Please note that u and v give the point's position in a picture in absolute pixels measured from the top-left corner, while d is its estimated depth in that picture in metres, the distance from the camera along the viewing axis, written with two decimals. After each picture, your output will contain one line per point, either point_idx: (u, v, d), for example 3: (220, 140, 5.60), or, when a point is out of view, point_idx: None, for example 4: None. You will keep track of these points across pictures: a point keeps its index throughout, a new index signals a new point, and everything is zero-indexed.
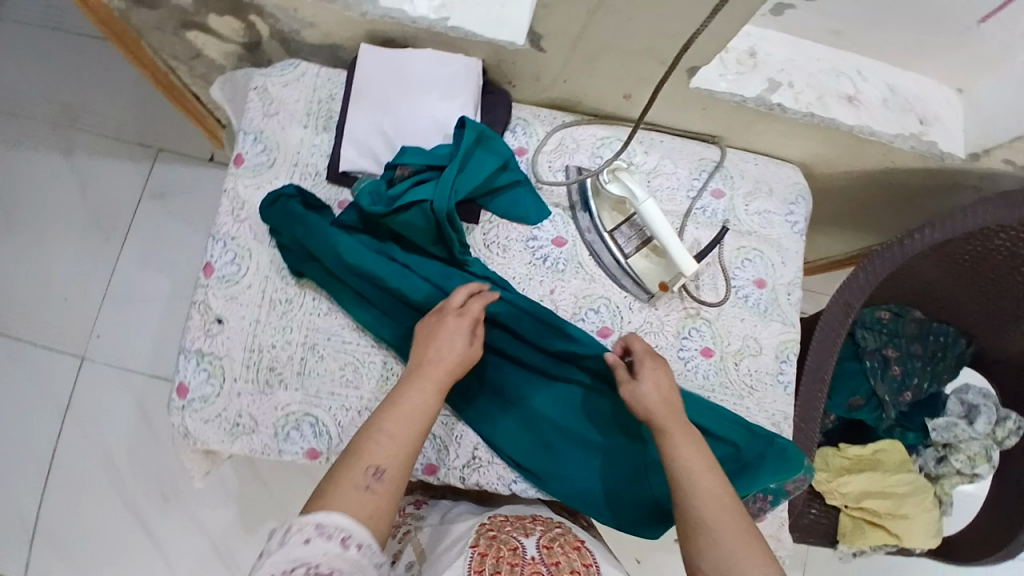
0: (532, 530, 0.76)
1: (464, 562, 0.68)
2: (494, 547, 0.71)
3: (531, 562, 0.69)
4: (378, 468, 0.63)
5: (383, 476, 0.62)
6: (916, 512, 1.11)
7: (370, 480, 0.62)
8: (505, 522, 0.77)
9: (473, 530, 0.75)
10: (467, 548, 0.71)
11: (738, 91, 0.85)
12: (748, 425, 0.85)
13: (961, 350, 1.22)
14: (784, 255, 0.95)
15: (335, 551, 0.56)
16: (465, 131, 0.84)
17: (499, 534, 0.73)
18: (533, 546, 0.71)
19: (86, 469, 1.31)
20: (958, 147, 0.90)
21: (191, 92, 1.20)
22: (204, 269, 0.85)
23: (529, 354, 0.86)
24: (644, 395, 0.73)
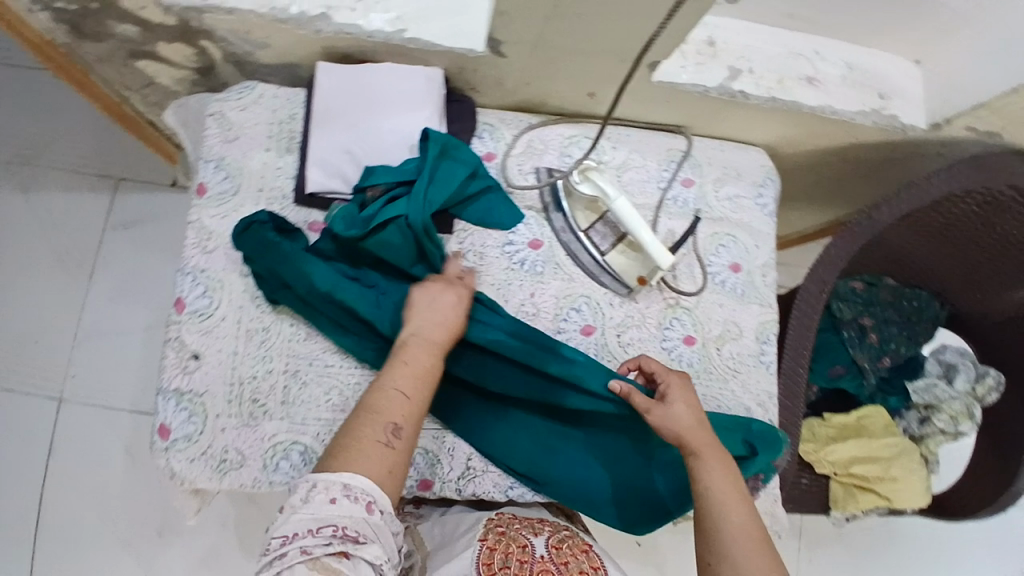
0: (541, 530, 0.77)
1: (473, 555, 0.71)
2: (503, 542, 0.72)
3: (540, 561, 0.70)
4: (396, 426, 0.65)
5: (400, 434, 0.65)
6: (905, 474, 1.15)
7: (389, 436, 0.64)
8: (513, 520, 0.78)
9: (482, 526, 0.76)
10: (477, 543, 0.73)
11: (700, 82, 0.85)
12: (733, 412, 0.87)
13: (934, 311, 1.25)
14: (756, 238, 0.96)
15: (360, 515, 0.59)
16: (430, 143, 0.84)
17: (507, 530, 0.75)
18: (542, 545, 0.73)
19: (77, 512, 1.28)
20: (918, 119, 0.92)
21: (146, 119, 1.18)
22: (175, 305, 0.83)
23: (523, 370, 0.83)
24: (678, 416, 0.75)
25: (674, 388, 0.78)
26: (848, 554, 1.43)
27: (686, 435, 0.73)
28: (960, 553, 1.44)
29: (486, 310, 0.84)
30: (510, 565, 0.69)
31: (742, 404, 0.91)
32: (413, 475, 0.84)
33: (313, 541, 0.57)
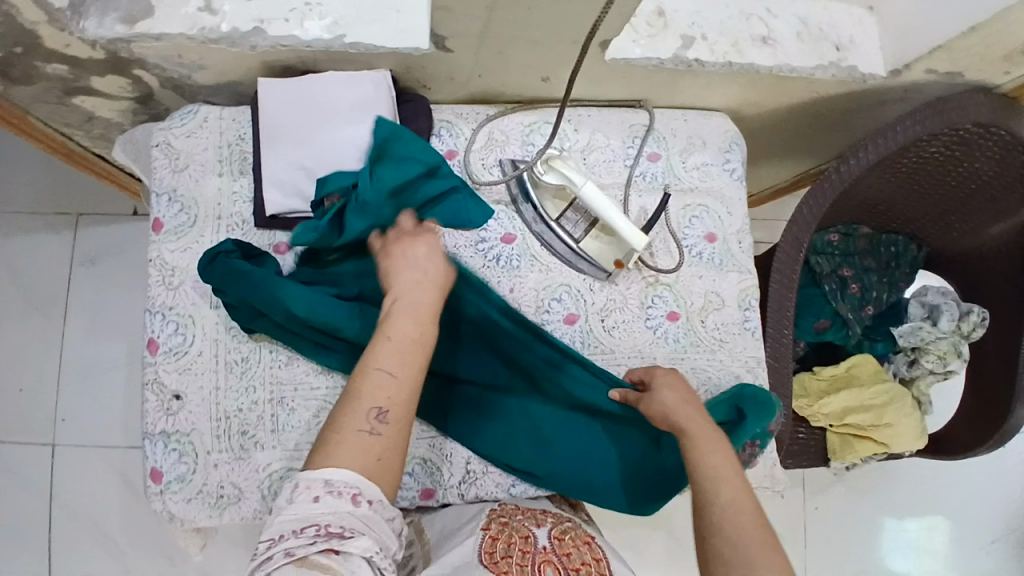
0: (544, 522, 0.75)
1: (476, 542, 0.70)
2: (505, 532, 0.72)
3: (543, 551, 0.68)
4: (381, 411, 0.61)
5: (387, 418, 0.61)
6: (899, 418, 1.15)
7: (373, 423, 0.61)
8: (517, 513, 0.78)
9: (485, 517, 0.76)
10: (479, 531, 0.72)
11: (653, 54, 0.83)
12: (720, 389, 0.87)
13: (911, 255, 1.26)
14: (728, 205, 0.95)
15: (345, 509, 0.56)
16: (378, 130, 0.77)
17: (510, 521, 0.74)
18: (544, 536, 0.71)
19: (85, 554, 1.27)
20: (878, 66, 0.90)
21: (93, 152, 1.15)
22: (148, 346, 0.81)
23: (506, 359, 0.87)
24: (662, 399, 0.77)
25: (659, 377, 0.80)
26: (851, 496, 1.46)
27: (677, 415, 0.75)
28: (960, 482, 1.48)
29: (475, 308, 0.85)
30: (513, 556, 0.67)
31: (732, 373, 0.91)
32: (414, 486, 0.83)
33: (296, 542, 0.54)
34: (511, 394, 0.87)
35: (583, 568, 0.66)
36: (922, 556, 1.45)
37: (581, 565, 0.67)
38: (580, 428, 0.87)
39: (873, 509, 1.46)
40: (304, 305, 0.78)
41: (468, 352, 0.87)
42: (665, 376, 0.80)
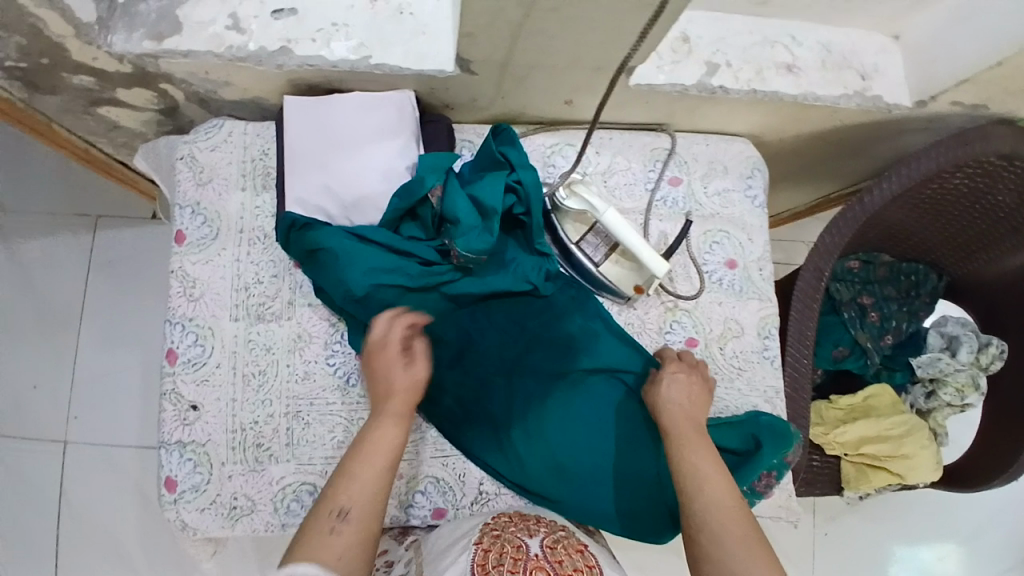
0: (536, 531, 0.72)
1: (468, 557, 0.66)
2: (498, 543, 0.68)
3: (535, 559, 0.65)
4: (344, 510, 0.63)
5: (349, 517, 0.63)
6: (916, 450, 1.13)
7: (336, 522, 0.62)
8: (509, 522, 0.73)
9: (477, 529, 0.71)
10: (471, 544, 0.68)
11: (677, 80, 0.83)
12: (732, 422, 0.87)
13: (932, 285, 1.24)
14: (750, 231, 0.94)
15: None
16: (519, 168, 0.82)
17: (503, 532, 0.70)
18: (536, 544, 0.68)
19: (94, 553, 1.28)
20: (902, 97, 0.89)
21: (116, 160, 1.17)
22: (167, 356, 0.82)
23: (531, 375, 0.86)
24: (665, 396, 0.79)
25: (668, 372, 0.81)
26: (863, 525, 1.43)
27: (675, 415, 0.77)
28: (976, 514, 1.45)
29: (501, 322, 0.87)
30: (504, 564, 0.64)
31: (749, 402, 0.90)
32: (427, 505, 0.84)
33: None
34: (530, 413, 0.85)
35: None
36: None
37: (574, 571, 0.65)
38: (594, 452, 0.84)
39: (886, 539, 1.43)
40: (368, 286, 0.80)
41: (475, 376, 0.86)
42: (676, 367, 0.81)
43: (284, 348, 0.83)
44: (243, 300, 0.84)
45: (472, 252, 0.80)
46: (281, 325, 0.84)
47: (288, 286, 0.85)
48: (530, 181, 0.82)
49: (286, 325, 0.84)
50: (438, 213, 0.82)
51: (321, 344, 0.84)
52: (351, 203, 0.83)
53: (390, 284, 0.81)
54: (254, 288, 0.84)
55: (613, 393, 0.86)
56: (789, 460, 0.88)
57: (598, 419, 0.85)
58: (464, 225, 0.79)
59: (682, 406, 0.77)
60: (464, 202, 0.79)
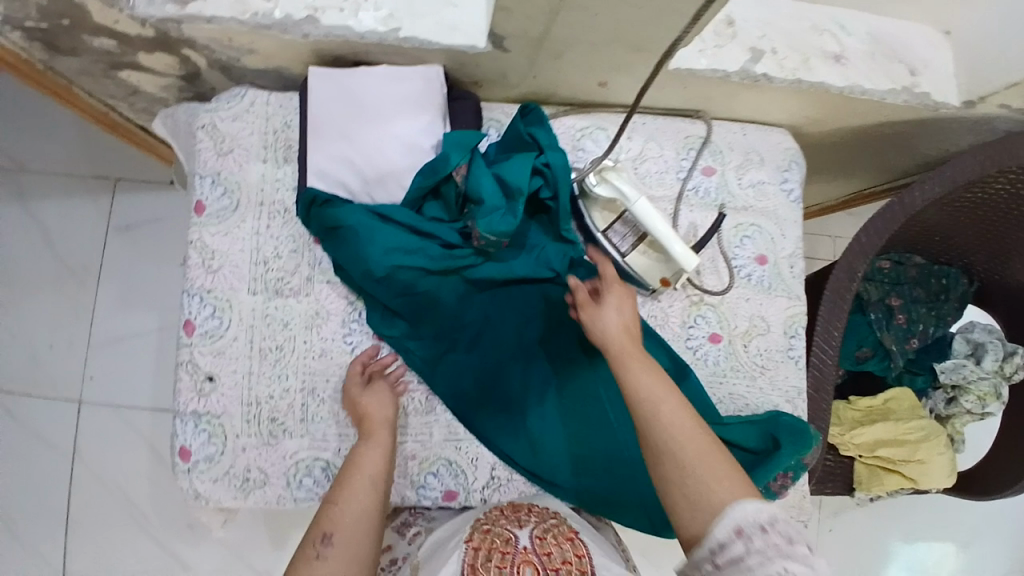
0: (526, 521, 0.72)
1: (458, 558, 0.67)
2: (488, 539, 0.68)
3: (523, 552, 0.66)
4: (327, 535, 0.63)
5: (332, 541, 0.62)
6: (932, 456, 1.11)
7: (320, 548, 0.62)
8: (499, 516, 0.73)
9: (469, 526, 0.72)
10: (461, 544, 0.69)
11: (719, 66, 0.78)
12: (752, 420, 0.85)
13: (964, 288, 1.20)
14: (783, 226, 0.92)
15: None
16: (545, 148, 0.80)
17: (492, 526, 0.70)
18: (525, 536, 0.68)
19: (106, 512, 1.30)
20: (952, 95, 0.85)
21: (135, 124, 1.15)
22: (184, 327, 0.81)
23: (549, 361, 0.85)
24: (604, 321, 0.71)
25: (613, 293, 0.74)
26: (871, 525, 1.42)
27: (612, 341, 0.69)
28: (989, 520, 1.44)
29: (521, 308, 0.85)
30: (493, 561, 0.65)
31: (771, 402, 0.89)
32: (438, 487, 0.83)
33: None
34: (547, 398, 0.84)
35: (564, 568, 0.64)
36: None
37: (562, 564, 0.65)
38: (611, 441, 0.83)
39: (893, 540, 1.42)
40: (389, 267, 0.79)
41: (491, 360, 0.84)
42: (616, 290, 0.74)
43: (301, 325, 0.82)
44: (262, 273, 0.82)
45: (494, 235, 0.77)
46: (299, 301, 0.83)
47: (308, 262, 0.83)
48: (558, 171, 0.80)
49: (304, 301, 0.83)
50: (462, 192, 0.80)
51: (339, 322, 0.83)
52: (375, 180, 0.81)
53: (409, 267, 0.80)
54: (273, 262, 0.83)
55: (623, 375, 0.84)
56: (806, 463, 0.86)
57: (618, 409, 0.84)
58: (489, 205, 0.77)
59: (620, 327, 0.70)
60: (490, 181, 0.78)
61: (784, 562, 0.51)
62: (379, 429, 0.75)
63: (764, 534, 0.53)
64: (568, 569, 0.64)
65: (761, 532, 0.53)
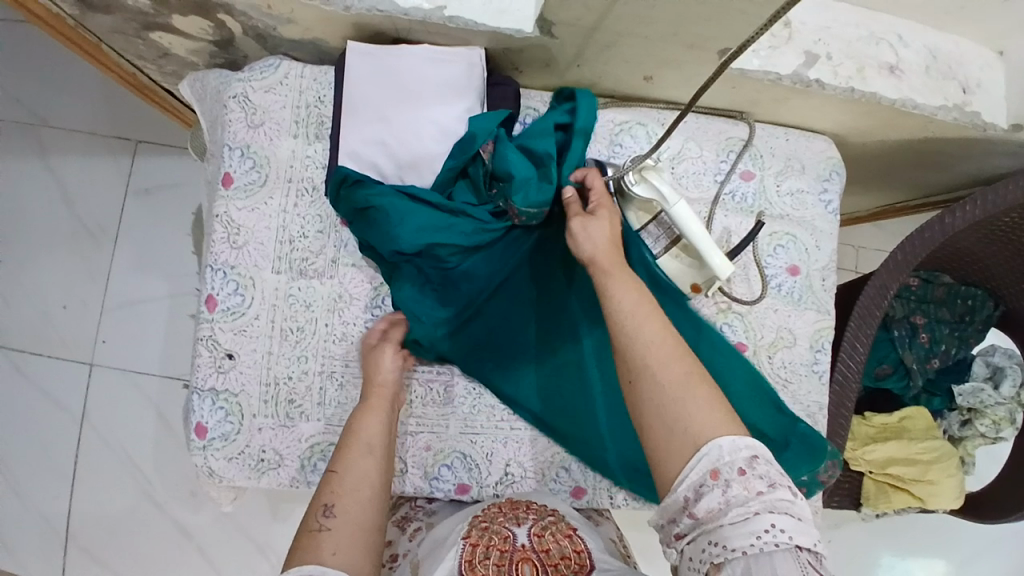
0: (525, 517, 0.70)
1: (455, 553, 0.66)
2: (486, 536, 0.67)
3: (522, 549, 0.66)
4: (329, 506, 0.62)
5: (334, 511, 0.62)
6: (942, 477, 1.11)
7: (323, 519, 0.61)
8: (497, 511, 0.71)
9: (467, 521, 0.71)
10: (460, 540, 0.67)
11: (772, 68, 0.77)
12: (778, 403, 0.83)
13: (988, 313, 1.17)
14: (818, 237, 0.90)
15: None
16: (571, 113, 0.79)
17: (490, 522, 0.69)
18: (523, 533, 0.67)
19: (110, 474, 1.30)
20: (999, 117, 0.83)
21: (161, 88, 1.13)
22: (206, 302, 0.80)
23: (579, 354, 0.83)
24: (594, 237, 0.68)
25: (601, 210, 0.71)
26: (872, 542, 1.40)
27: (598, 257, 0.66)
28: (992, 546, 1.42)
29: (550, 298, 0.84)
30: (490, 559, 0.65)
31: None
32: (450, 479, 0.82)
33: None
34: (574, 389, 0.83)
35: (563, 564, 0.65)
36: None
37: (561, 560, 0.65)
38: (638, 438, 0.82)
39: (893, 557, 1.41)
40: (420, 246, 0.76)
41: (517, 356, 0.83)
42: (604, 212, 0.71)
43: (324, 307, 0.81)
44: (287, 252, 0.81)
45: (533, 208, 0.75)
46: (323, 283, 0.81)
47: (333, 244, 0.82)
48: (580, 126, 0.78)
49: (328, 283, 0.81)
50: (489, 172, 0.77)
51: (363, 306, 0.82)
52: (408, 164, 0.79)
53: (444, 245, 0.77)
54: (298, 242, 0.81)
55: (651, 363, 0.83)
56: (820, 480, 0.85)
57: None
58: (518, 179, 0.74)
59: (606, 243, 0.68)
60: (519, 156, 0.75)
61: (771, 518, 0.51)
62: (374, 397, 0.74)
63: (744, 479, 0.53)
64: (566, 563, 0.65)
65: (740, 476, 0.53)
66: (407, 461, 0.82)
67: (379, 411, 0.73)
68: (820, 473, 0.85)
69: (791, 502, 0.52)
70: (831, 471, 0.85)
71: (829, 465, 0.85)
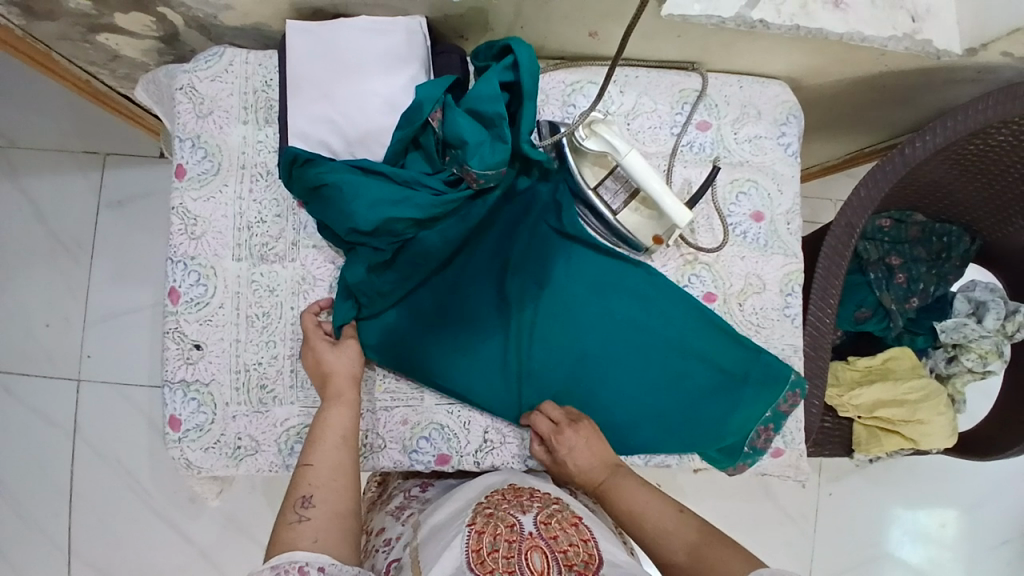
0: (530, 505, 0.68)
1: (461, 543, 0.62)
2: (491, 524, 0.64)
3: (529, 537, 0.62)
4: (307, 497, 0.63)
5: (312, 502, 0.63)
6: (932, 416, 1.09)
7: (300, 511, 0.62)
8: (501, 499, 0.69)
9: (470, 509, 0.67)
10: (464, 528, 0.64)
11: (714, 12, 0.75)
12: (735, 334, 0.85)
13: (965, 248, 1.16)
14: (780, 182, 0.90)
15: None
16: (513, 58, 0.73)
17: (495, 510, 0.66)
18: (529, 521, 0.64)
19: (108, 486, 1.30)
20: (953, 42, 0.81)
21: (118, 93, 1.12)
22: (169, 295, 0.80)
23: (546, 316, 0.84)
24: (578, 465, 0.76)
25: (568, 433, 0.77)
26: (872, 490, 1.40)
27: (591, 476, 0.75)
28: (996, 487, 1.41)
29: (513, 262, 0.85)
30: (499, 550, 0.61)
31: None
32: (430, 451, 0.82)
33: None
34: (546, 352, 0.84)
35: (572, 552, 0.61)
36: (936, 554, 1.40)
37: (569, 547, 0.61)
38: (614, 398, 0.85)
39: (894, 504, 1.41)
40: (377, 221, 0.75)
41: (486, 335, 0.84)
42: (572, 430, 0.77)
43: (287, 291, 0.81)
44: (246, 239, 0.81)
45: (490, 170, 0.74)
46: (285, 267, 0.82)
47: (292, 226, 0.82)
48: (524, 73, 0.73)
49: (291, 266, 0.82)
50: (440, 139, 0.76)
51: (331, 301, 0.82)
52: (358, 139, 0.78)
53: (399, 219, 0.76)
54: (257, 227, 0.82)
55: (617, 315, 0.85)
56: (783, 412, 0.85)
57: (614, 347, 0.85)
58: (473, 144, 0.73)
59: (588, 463, 0.76)
60: (465, 120, 0.73)
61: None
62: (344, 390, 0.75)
63: None
64: (576, 551, 0.61)
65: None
66: (385, 437, 0.82)
67: (348, 404, 0.74)
68: (782, 405, 0.85)
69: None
70: (794, 402, 0.85)
71: (789, 394, 0.85)
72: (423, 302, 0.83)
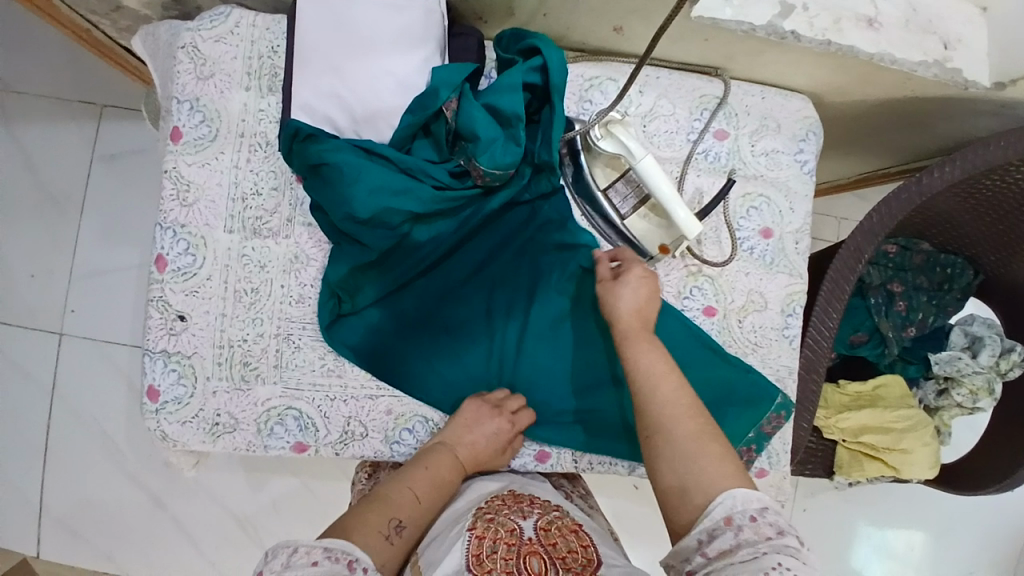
0: (530, 511, 0.66)
1: (461, 547, 0.60)
2: (492, 529, 0.61)
3: (528, 543, 0.60)
4: (400, 523, 0.62)
5: (402, 530, 0.62)
6: (916, 446, 1.08)
7: (392, 530, 0.61)
8: (501, 504, 0.67)
9: (470, 513, 0.65)
10: (464, 532, 0.62)
11: (744, 18, 0.74)
12: (725, 355, 0.85)
13: (968, 279, 1.15)
14: (793, 199, 0.87)
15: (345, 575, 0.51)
16: (541, 60, 0.72)
17: (496, 515, 0.64)
18: (530, 527, 0.62)
19: (85, 443, 1.27)
20: (981, 75, 0.78)
21: (117, 44, 1.07)
22: (156, 262, 0.78)
23: (539, 318, 0.82)
24: (620, 300, 0.73)
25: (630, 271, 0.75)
26: (850, 510, 1.40)
27: (628, 321, 0.72)
28: (971, 519, 1.42)
29: (510, 260, 0.83)
30: (499, 553, 0.58)
31: None
32: (412, 443, 0.79)
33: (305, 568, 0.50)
34: (535, 352, 0.82)
35: (571, 557, 0.59)
36: None
37: (568, 554, 0.59)
38: (599, 406, 0.81)
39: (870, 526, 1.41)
40: (374, 210, 0.72)
41: (469, 343, 0.82)
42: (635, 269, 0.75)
43: (279, 270, 0.79)
44: (239, 211, 0.78)
45: (499, 169, 0.73)
46: (277, 243, 0.79)
47: (288, 201, 0.79)
48: (551, 78, 0.72)
49: (284, 243, 0.79)
50: (452, 130, 0.73)
51: (310, 307, 0.79)
52: (364, 118, 0.75)
53: (398, 210, 0.73)
54: (252, 199, 0.79)
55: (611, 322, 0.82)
56: (766, 432, 0.85)
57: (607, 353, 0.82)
58: (485, 140, 0.71)
59: (637, 307, 0.73)
60: (483, 115, 0.71)
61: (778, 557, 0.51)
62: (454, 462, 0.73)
63: (754, 526, 0.54)
64: (574, 557, 0.59)
65: (750, 523, 0.55)
66: (368, 426, 0.79)
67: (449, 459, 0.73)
68: (766, 426, 0.85)
69: (796, 550, 0.52)
70: (778, 424, 0.85)
71: (774, 417, 0.85)
72: (410, 302, 0.81)
